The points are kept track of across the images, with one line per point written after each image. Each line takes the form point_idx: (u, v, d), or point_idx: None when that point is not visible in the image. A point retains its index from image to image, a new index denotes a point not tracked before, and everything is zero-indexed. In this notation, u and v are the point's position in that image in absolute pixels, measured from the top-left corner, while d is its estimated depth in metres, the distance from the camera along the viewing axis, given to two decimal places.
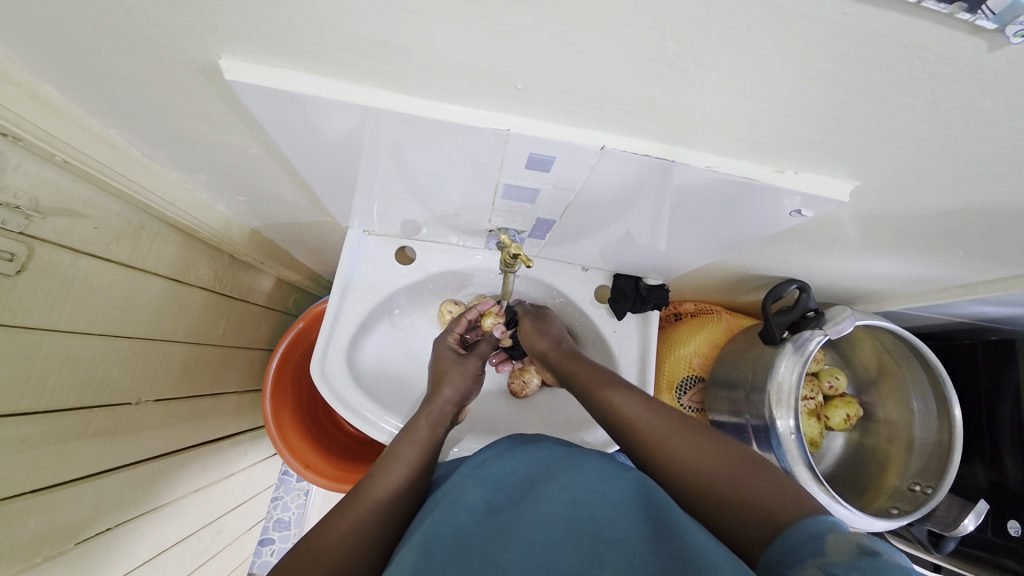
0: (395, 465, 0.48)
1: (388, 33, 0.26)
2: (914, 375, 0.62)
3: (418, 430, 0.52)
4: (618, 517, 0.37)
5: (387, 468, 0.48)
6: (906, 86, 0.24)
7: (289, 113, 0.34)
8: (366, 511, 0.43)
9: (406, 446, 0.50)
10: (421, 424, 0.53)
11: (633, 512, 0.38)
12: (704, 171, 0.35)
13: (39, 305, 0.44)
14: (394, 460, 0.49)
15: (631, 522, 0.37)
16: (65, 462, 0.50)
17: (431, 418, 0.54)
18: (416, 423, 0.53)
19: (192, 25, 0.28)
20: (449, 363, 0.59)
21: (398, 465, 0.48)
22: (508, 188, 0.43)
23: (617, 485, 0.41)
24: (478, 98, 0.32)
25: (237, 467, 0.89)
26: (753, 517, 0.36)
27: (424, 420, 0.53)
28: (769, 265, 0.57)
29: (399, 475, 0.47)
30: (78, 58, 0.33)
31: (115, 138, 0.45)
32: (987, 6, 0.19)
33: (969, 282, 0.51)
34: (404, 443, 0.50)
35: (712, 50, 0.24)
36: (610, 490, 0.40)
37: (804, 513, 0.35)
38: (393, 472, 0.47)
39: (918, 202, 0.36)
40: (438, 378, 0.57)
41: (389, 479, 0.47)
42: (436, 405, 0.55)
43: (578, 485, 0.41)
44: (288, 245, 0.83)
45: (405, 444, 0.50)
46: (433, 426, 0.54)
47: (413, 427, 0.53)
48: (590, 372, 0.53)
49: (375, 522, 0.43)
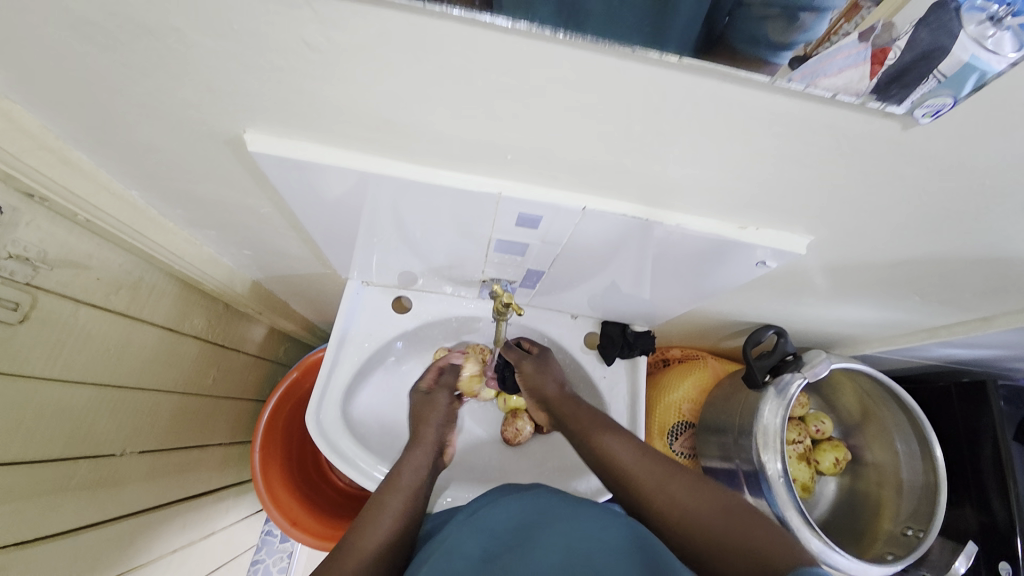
0: (382, 519, 0.48)
1: (393, 113, 0.30)
2: (895, 417, 0.63)
3: (403, 476, 0.53)
4: (613, 564, 0.38)
5: (378, 514, 0.48)
6: (837, 158, 0.28)
7: (301, 177, 0.38)
8: (357, 560, 0.43)
9: (394, 496, 0.51)
10: (407, 469, 0.54)
11: (627, 557, 0.39)
12: (677, 228, 0.38)
13: (37, 354, 0.46)
14: (383, 508, 0.49)
15: (623, 559, 0.38)
16: (45, 515, 0.49)
17: (416, 463, 0.56)
18: (404, 469, 0.55)
19: (224, 106, 0.32)
20: (425, 411, 0.63)
21: (386, 513, 0.48)
22: (500, 243, 0.47)
23: (611, 533, 0.42)
24: (470, 165, 0.36)
25: (218, 526, 0.86)
26: (750, 563, 0.37)
27: (411, 463, 0.56)
28: (747, 312, 0.60)
29: (390, 521, 0.48)
30: (115, 131, 0.37)
31: (135, 198, 0.49)
32: (939, 70, 0.22)
33: (933, 326, 0.54)
34: (391, 492, 0.51)
35: (670, 131, 0.28)
36: (604, 538, 0.41)
37: (797, 560, 0.35)
38: (384, 520, 0.48)
39: (871, 254, 0.40)
40: (419, 429, 0.60)
41: (381, 528, 0.47)
42: (420, 449, 0.58)
43: (575, 527, 0.43)
44: (287, 296, 0.85)
45: (392, 492, 0.51)
46: (418, 473, 0.55)
47: (400, 473, 0.54)
48: (595, 415, 0.56)
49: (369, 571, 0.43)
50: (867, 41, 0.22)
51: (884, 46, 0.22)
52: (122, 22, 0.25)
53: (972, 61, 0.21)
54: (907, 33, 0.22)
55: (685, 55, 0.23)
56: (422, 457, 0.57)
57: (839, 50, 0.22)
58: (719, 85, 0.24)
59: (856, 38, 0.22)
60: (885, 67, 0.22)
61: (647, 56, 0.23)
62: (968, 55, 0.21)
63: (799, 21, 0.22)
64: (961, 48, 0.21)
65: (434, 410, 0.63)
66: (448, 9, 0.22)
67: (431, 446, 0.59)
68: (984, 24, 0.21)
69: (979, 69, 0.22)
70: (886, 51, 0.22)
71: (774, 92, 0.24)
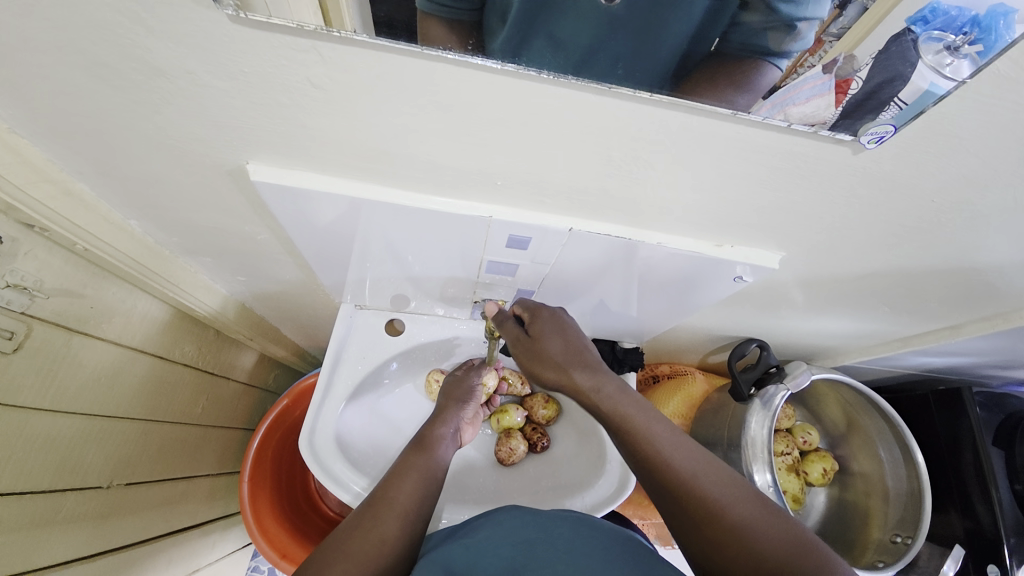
0: (408, 480, 0.50)
1: (390, 144, 0.32)
2: (877, 425, 0.65)
3: (427, 444, 0.56)
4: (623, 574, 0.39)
5: (406, 477, 0.51)
6: (798, 180, 0.31)
7: (299, 205, 0.39)
8: (390, 516, 0.46)
9: (418, 460, 0.53)
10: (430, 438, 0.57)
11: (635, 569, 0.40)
12: (657, 246, 0.41)
13: (29, 383, 0.46)
14: (410, 470, 0.52)
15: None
16: (31, 551, 0.48)
17: (440, 434, 0.58)
18: (427, 437, 0.57)
19: (228, 140, 0.34)
20: (453, 387, 0.64)
21: (413, 474, 0.51)
22: (490, 264, 0.48)
23: (615, 551, 0.43)
24: (462, 190, 0.38)
25: (204, 561, 0.83)
26: None
27: (436, 433, 0.58)
28: (730, 326, 0.62)
29: (416, 486, 0.50)
30: (118, 163, 0.38)
31: (133, 228, 0.50)
32: (900, 97, 0.25)
33: (906, 335, 0.57)
34: (417, 455, 0.54)
35: (647, 157, 0.30)
36: (609, 555, 0.42)
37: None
38: (408, 482, 0.50)
39: (839, 267, 0.43)
40: (445, 401, 0.62)
41: (410, 489, 0.50)
42: (444, 420, 0.60)
43: (575, 548, 0.43)
44: (277, 321, 0.85)
45: (417, 457, 0.54)
46: (439, 442, 0.57)
47: (423, 440, 0.56)
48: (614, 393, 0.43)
49: (399, 526, 0.46)
50: (830, 74, 0.25)
51: (846, 78, 0.25)
52: (137, 65, 0.27)
53: (931, 87, 0.24)
54: (868, 65, 0.25)
55: (658, 91, 0.25)
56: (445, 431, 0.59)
57: (806, 82, 0.25)
58: (688, 116, 0.27)
59: (821, 71, 0.25)
60: (849, 95, 0.25)
61: (621, 92, 0.26)
62: (927, 83, 0.24)
63: (796, 30, 0.23)
64: (920, 76, 0.24)
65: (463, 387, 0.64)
66: (443, 52, 0.24)
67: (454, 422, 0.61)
68: (941, 53, 0.23)
69: (936, 94, 0.24)
70: (848, 82, 0.25)
71: (736, 122, 0.27)
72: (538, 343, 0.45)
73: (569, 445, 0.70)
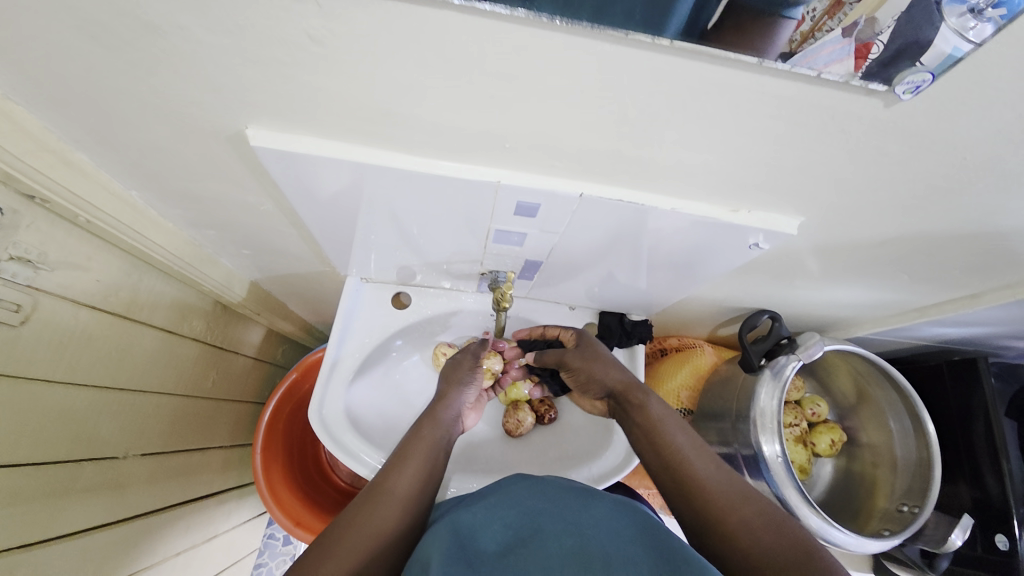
0: (407, 468, 0.50)
1: (393, 104, 0.31)
2: (888, 396, 0.65)
3: (427, 429, 0.55)
4: (630, 547, 0.39)
5: (403, 466, 0.51)
6: (823, 138, 0.29)
7: (301, 172, 0.38)
8: (386, 508, 0.46)
9: (417, 447, 0.53)
10: (430, 423, 0.56)
11: (641, 542, 0.40)
12: (671, 212, 0.39)
13: (39, 356, 0.46)
14: (408, 459, 0.51)
15: (638, 562, 0.37)
16: (51, 519, 0.49)
17: (440, 419, 0.57)
18: (426, 422, 0.56)
19: (225, 102, 0.32)
20: (453, 371, 0.63)
21: (411, 461, 0.51)
22: (498, 233, 0.47)
23: (622, 522, 0.43)
24: (469, 154, 0.36)
25: (220, 529, 0.86)
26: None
27: (436, 419, 0.57)
28: (741, 297, 0.61)
29: (413, 476, 0.50)
30: (114, 130, 0.37)
31: (135, 199, 0.49)
32: (923, 61, 0.24)
33: (923, 305, 0.56)
34: (415, 441, 0.53)
35: (664, 114, 0.29)
36: (615, 526, 0.42)
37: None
38: (407, 471, 0.50)
39: (858, 234, 0.41)
40: (444, 387, 0.61)
41: (406, 479, 0.49)
42: (444, 405, 0.59)
43: (583, 527, 0.42)
44: (284, 296, 0.85)
45: (416, 444, 0.53)
46: (439, 429, 0.56)
47: (422, 426, 0.56)
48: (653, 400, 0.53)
49: (398, 516, 0.46)
50: (850, 37, 0.24)
51: (867, 41, 0.24)
52: (128, 20, 0.26)
53: (954, 51, 0.23)
54: (889, 27, 0.24)
55: (675, 38, 0.24)
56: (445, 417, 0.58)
57: (824, 46, 0.24)
58: (709, 67, 0.25)
59: (839, 35, 0.24)
60: (869, 61, 0.24)
61: (639, 40, 0.24)
62: (950, 48, 0.23)
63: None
64: (943, 41, 0.23)
65: (463, 373, 0.62)
66: None
67: (454, 407, 0.59)
68: (965, 16, 0.22)
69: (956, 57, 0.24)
70: (868, 46, 0.24)
71: (761, 72, 0.25)
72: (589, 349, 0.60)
73: (577, 417, 0.71)
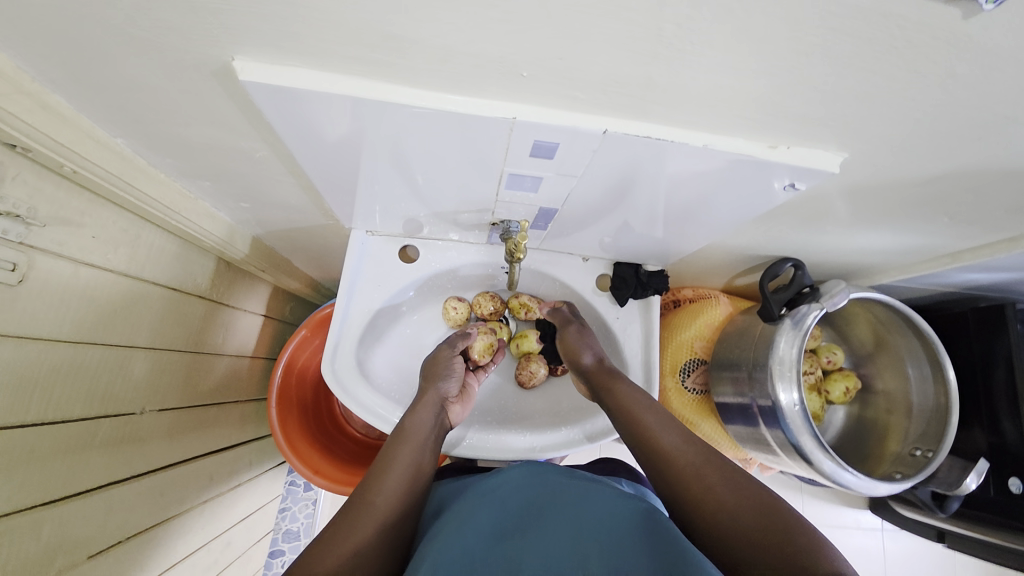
0: (390, 477, 0.48)
1: (395, 26, 0.27)
2: (908, 343, 0.63)
3: (410, 432, 0.53)
4: (627, 541, 0.37)
5: (386, 476, 0.48)
6: (887, 56, 0.26)
7: (298, 110, 0.35)
8: (369, 522, 0.43)
9: (401, 453, 0.51)
10: (413, 425, 0.54)
11: (638, 535, 0.38)
12: (702, 149, 0.36)
13: (43, 315, 0.45)
14: (393, 467, 0.49)
15: (637, 558, 0.35)
16: (73, 473, 0.50)
17: (422, 420, 0.55)
18: (409, 425, 0.54)
19: (206, 27, 0.28)
20: (435, 365, 0.61)
21: (393, 471, 0.48)
22: (511, 177, 0.44)
23: (620, 514, 0.41)
24: (482, 87, 0.33)
25: (243, 478, 0.88)
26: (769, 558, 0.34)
27: (415, 422, 0.54)
28: (764, 245, 0.58)
29: (396, 484, 0.48)
30: (89, 66, 0.33)
31: (122, 147, 0.46)
32: None
33: (956, 250, 0.53)
34: (399, 446, 0.51)
35: (708, 30, 0.25)
36: (614, 519, 0.40)
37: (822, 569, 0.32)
38: (389, 483, 0.47)
39: (902, 172, 0.38)
40: (426, 384, 0.59)
41: (389, 490, 0.47)
42: (425, 405, 0.57)
43: (583, 523, 0.40)
44: (288, 252, 0.83)
45: (399, 450, 0.51)
46: (424, 429, 0.54)
47: (406, 429, 0.53)
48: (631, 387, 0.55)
49: (378, 531, 0.43)
50: None
51: None
52: None
53: None
54: None
55: None
56: (428, 417, 0.56)
57: None
58: None
59: None
60: None
61: None
62: None
63: None
64: None
65: (442, 366, 0.60)
66: None
67: (436, 404, 0.57)
68: None
69: None
70: None
71: None
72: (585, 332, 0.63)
73: None
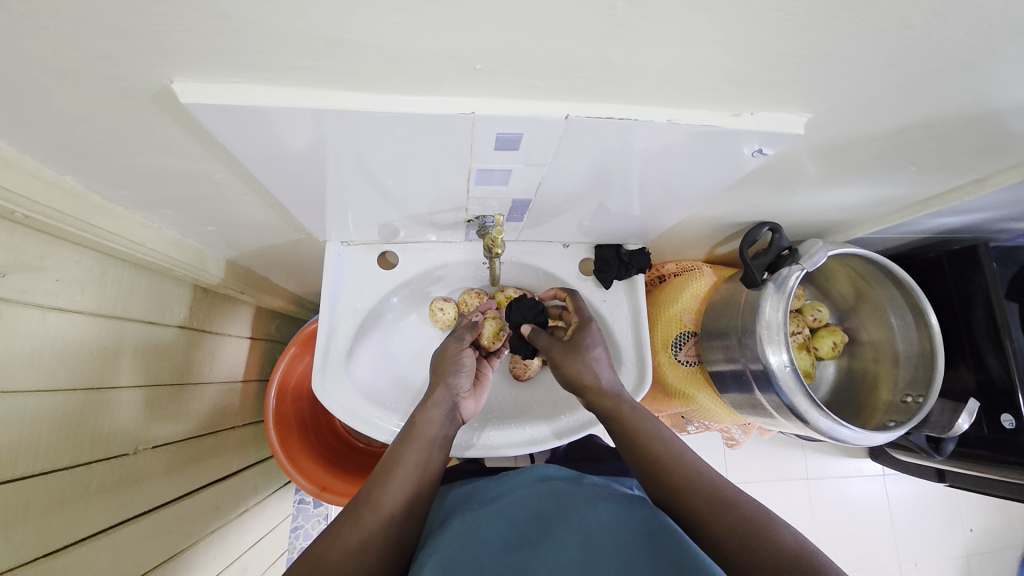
0: (397, 476, 0.48)
1: (339, 31, 0.26)
2: (888, 294, 0.64)
3: (419, 430, 0.52)
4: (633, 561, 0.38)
5: (392, 476, 0.48)
6: (841, 13, 0.26)
7: (251, 128, 0.34)
8: (374, 522, 0.44)
9: (409, 451, 0.50)
10: (422, 422, 0.53)
11: (644, 555, 0.39)
12: (667, 125, 0.36)
13: (16, 368, 0.43)
14: (400, 465, 0.49)
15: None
16: (74, 522, 0.49)
17: (432, 417, 0.54)
18: (418, 422, 0.53)
19: (139, 51, 0.27)
20: (446, 359, 0.60)
21: (401, 470, 0.48)
22: (479, 172, 0.43)
23: (628, 526, 0.42)
24: (438, 84, 0.32)
25: (250, 503, 0.88)
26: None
27: (425, 419, 0.54)
28: (741, 212, 0.59)
29: (405, 482, 0.47)
30: (22, 105, 0.32)
31: (72, 184, 0.44)
32: None
33: (926, 197, 0.54)
34: (407, 444, 0.51)
35: (659, 3, 0.24)
36: (622, 530, 0.41)
37: None
38: (396, 482, 0.47)
39: (867, 126, 0.38)
40: (436, 378, 0.58)
41: (397, 488, 0.47)
42: (436, 400, 0.56)
43: (593, 530, 0.41)
44: (265, 270, 0.82)
45: (408, 448, 0.50)
46: (433, 426, 0.53)
47: (415, 426, 0.53)
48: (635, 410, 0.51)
49: (382, 532, 0.43)
50: None
51: None
52: None
53: None
54: None
55: None
56: (439, 414, 0.55)
57: None
58: None
59: None
60: None
61: None
62: None
63: None
64: None
65: (452, 361, 0.59)
66: None
67: (447, 399, 0.56)
68: None
69: None
70: None
71: None
72: (579, 344, 0.56)
73: None
